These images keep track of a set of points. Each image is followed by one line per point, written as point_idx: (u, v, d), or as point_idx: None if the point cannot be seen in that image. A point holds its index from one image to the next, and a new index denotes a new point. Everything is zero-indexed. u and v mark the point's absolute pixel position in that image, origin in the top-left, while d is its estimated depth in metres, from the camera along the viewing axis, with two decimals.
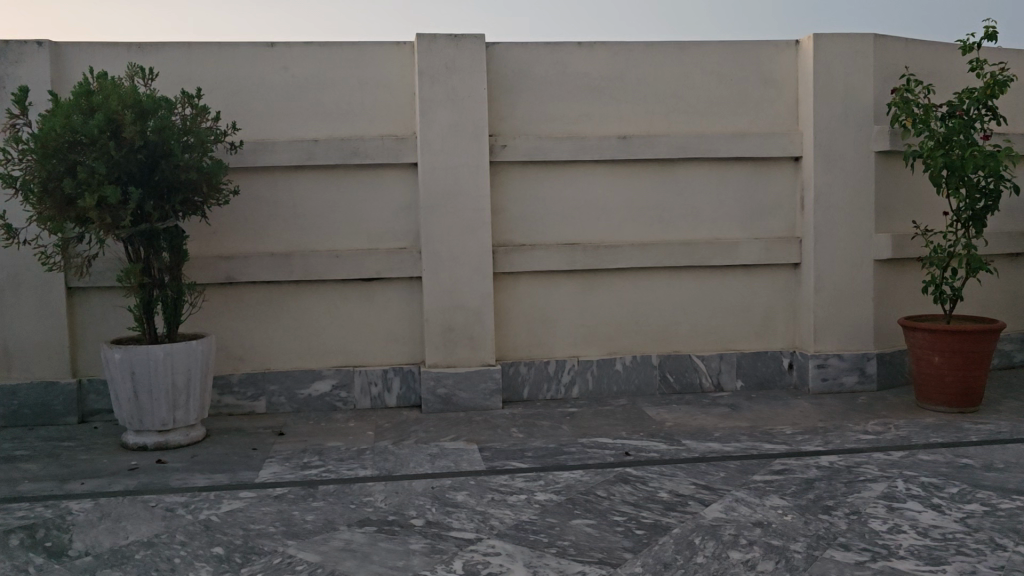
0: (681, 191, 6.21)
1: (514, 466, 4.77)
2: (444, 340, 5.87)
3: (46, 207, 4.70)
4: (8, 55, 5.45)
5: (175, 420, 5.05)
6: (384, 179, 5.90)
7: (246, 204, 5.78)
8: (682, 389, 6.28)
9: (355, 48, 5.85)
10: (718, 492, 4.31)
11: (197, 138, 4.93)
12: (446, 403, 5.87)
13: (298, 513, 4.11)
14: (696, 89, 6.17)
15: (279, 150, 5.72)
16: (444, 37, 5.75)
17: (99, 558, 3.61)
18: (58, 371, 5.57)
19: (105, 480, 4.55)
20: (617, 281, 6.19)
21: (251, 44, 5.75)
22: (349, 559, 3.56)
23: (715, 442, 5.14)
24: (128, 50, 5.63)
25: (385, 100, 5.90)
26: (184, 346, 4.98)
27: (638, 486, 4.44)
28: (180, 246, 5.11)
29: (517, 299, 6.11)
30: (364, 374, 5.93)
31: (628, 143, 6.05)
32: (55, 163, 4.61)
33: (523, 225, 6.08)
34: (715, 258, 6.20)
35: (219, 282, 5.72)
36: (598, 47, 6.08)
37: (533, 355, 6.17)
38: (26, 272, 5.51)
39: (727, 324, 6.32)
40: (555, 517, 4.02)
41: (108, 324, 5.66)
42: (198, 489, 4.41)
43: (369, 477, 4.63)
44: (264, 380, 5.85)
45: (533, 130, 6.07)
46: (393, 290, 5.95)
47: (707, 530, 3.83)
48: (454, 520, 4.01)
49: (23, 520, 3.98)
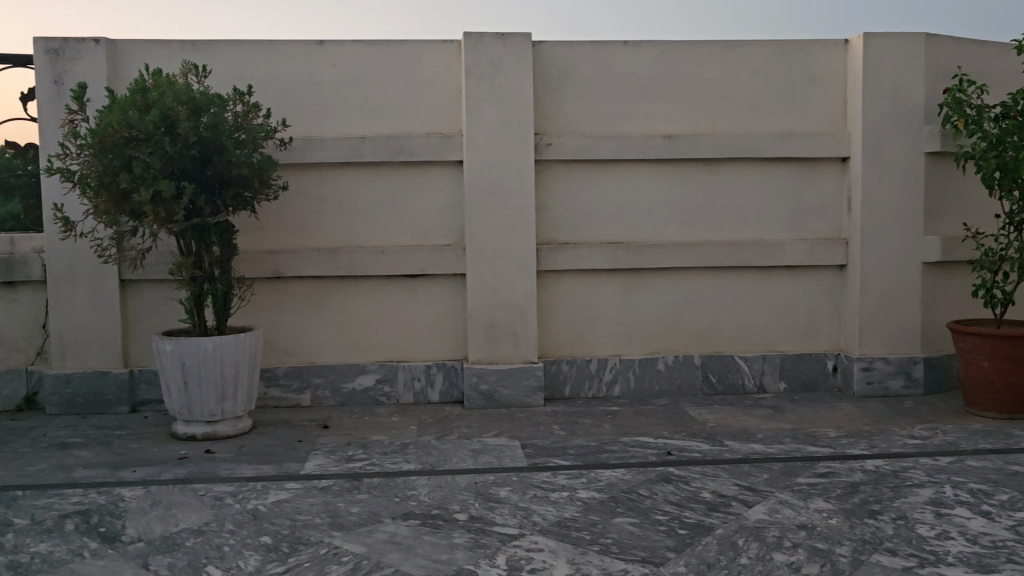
0: (726, 191, 6.17)
1: (556, 463, 4.79)
2: (487, 337, 5.90)
3: (102, 200, 4.80)
4: (67, 52, 5.57)
5: (223, 411, 5.14)
6: (429, 176, 5.95)
7: (294, 200, 5.87)
8: (724, 389, 6.24)
9: (404, 46, 5.90)
10: (762, 493, 4.29)
11: (248, 134, 5.00)
12: (488, 400, 5.90)
13: (344, 505, 4.17)
14: (743, 88, 6.13)
15: (328, 146, 5.79)
16: (492, 36, 5.77)
17: (151, 545, 3.70)
18: (110, 361, 5.69)
19: (156, 468, 4.65)
20: (660, 281, 6.17)
21: (302, 42, 5.82)
22: (394, 552, 3.61)
23: (758, 444, 5.12)
24: (182, 48, 5.74)
25: (431, 99, 5.94)
26: (233, 339, 5.05)
27: (681, 485, 4.43)
28: (231, 240, 5.17)
29: (560, 297, 6.12)
30: (408, 369, 5.98)
31: (674, 143, 6.03)
32: (112, 157, 4.71)
33: (567, 223, 6.09)
34: (759, 259, 6.15)
35: (267, 276, 5.82)
36: (643, 46, 6.06)
37: (575, 354, 6.18)
38: (82, 265, 5.64)
39: (771, 326, 6.26)
40: (599, 515, 4.03)
41: (159, 316, 5.78)
42: (246, 480, 4.50)
43: (413, 471, 4.67)
44: (309, 373, 5.92)
45: (579, 128, 6.07)
46: (436, 285, 5.99)
47: (752, 532, 3.81)
48: (497, 516, 4.04)
49: (78, 505, 4.09)
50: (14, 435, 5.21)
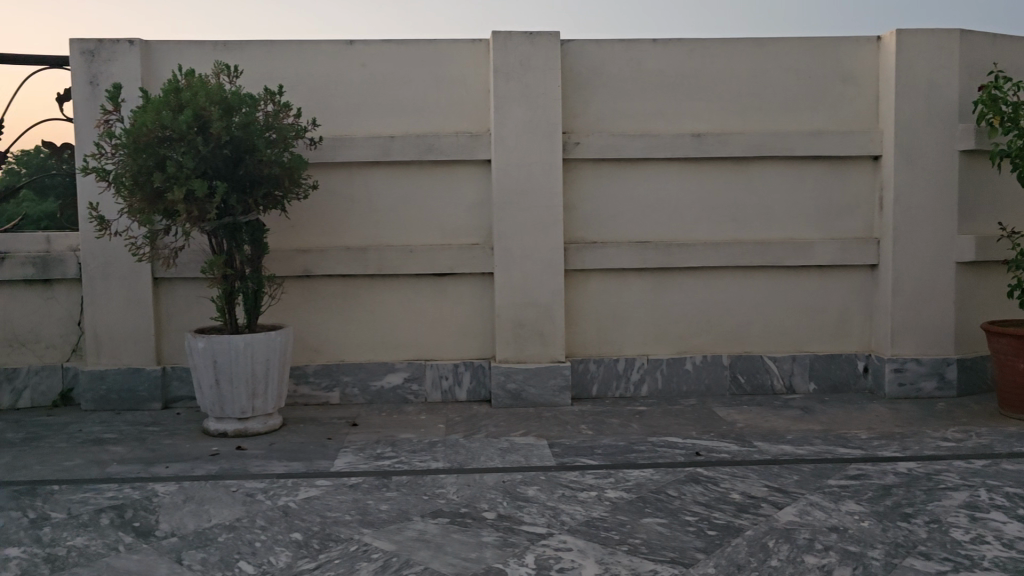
0: (756, 190, 6.12)
1: (584, 463, 4.78)
2: (515, 336, 5.91)
3: (136, 199, 4.86)
4: (102, 53, 5.65)
5: (254, 408, 5.19)
6: (458, 175, 5.96)
7: (323, 199, 5.91)
8: (753, 390, 6.19)
9: (433, 46, 5.91)
10: (792, 495, 4.26)
11: (280, 134, 5.05)
12: (516, 399, 5.91)
13: (374, 503, 4.20)
14: (774, 86, 6.07)
15: (357, 146, 5.82)
16: (520, 34, 5.77)
17: (184, 540, 3.75)
18: (144, 358, 5.77)
19: (188, 464, 4.71)
20: (688, 280, 6.14)
21: (332, 42, 5.86)
22: (424, 549, 3.63)
23: (788, 445, 5.08)
24: (214, 48, 5.80)
25: (460, 98, 5.96)
26: (264, 337, 5.10)
27: (710, 486, 4.41)
28: (262, 238, 5.22)
29: (588, 297, 6.11)
30: (436, 367, 6.00)
31: (703, 142, 6.00)
32: (146, 157, 4.76)
33: (595, 222, 6.08)
34: (790, 258, 6.09)
35: (298, 274, 5.86)
36: (673, 44, 6.02)
37: (603, 353, 6.17)
38: (116, 263, 5.72)
39: (800, 326, 6.21)
40: (627, 516, 4.02)
41: (191, 314, 5.84)
42: (277, 476, 4.54)
43: (442, 469, 4.69)
44: (338, 371, 5.96)
45: (608, 127, 6.05)
46: (464, 284, 6.01)
47: (782, 534, 3.78)
48: (525, 514, 4.04)
49: (113, 500, 4.15)
50: (50, 430, 5.30)
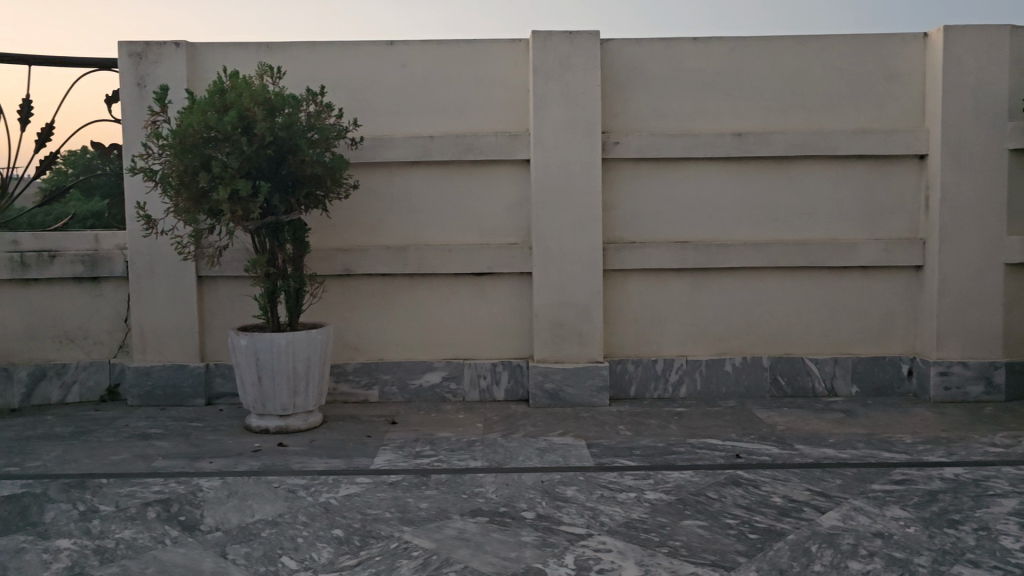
0: (798, 190, 6.05)
1: (623, 464, 4.76)
2: (553, 335, 5.90)
3: (182, 199, 4.94)
4: (149, 55, 5.75)
5: (295, 405, 5.24)
6: (497, 175, 5.97)
7: (363, 199, 5.96)
8: (794, 392, 6.12)
9: (472, 46, 5.93)
10: (835, 499, 4.20)
11: (322, 134, 5.09)
12: (554, 399, 5.90)
13: (413, 500, 4.22)
14: (816, 85, 5.99)
15: (397, 145, 5.86)
16: (560, 34, 5.77)
17: (228, 534, 3.81)
18: (188, 355, 5.87)
19: (232, 460, 4.78)
20: (728, 281, 6.08)
21: (373, 43, 5.90)
22: (464, 548, 3.64)
23: (830, 448, 5.01)
24: (257, 50, 5.87)
25: (500, 98, 5.97)
26: (305, 335, 5.14)
27: (751, 489, 4.37)
28: (303, 237, 5.28)
29: (626, 297, 6.08)
30: (474, 366, 6.01)
31: (744, 141, 5.94)
32: (192, 158, 4.83)
33: (634, 222, 6.05)
34: (832, 258, 6.01)
35: (338, 273, 5.92)
36: (713, 43, 5.97)
37: (641, 354, 6.14)
38: (162, 261, 5.83)
39: (842, 328, 6.12)
40: (667, 517, 4.00)
41: (234, 312, 5.93)
42: (318, 473, 4.58)
43: (480, 468, 4.70)
44: (377, 370, 6.01)
45: (647, 126, 6.02)
46: (503, 284, 6.01)
47: (825, 538, 3.74)
48: (564, 515, 4.04)
49: (159, 494, 4.23)
50: (98, 425, 5.41)
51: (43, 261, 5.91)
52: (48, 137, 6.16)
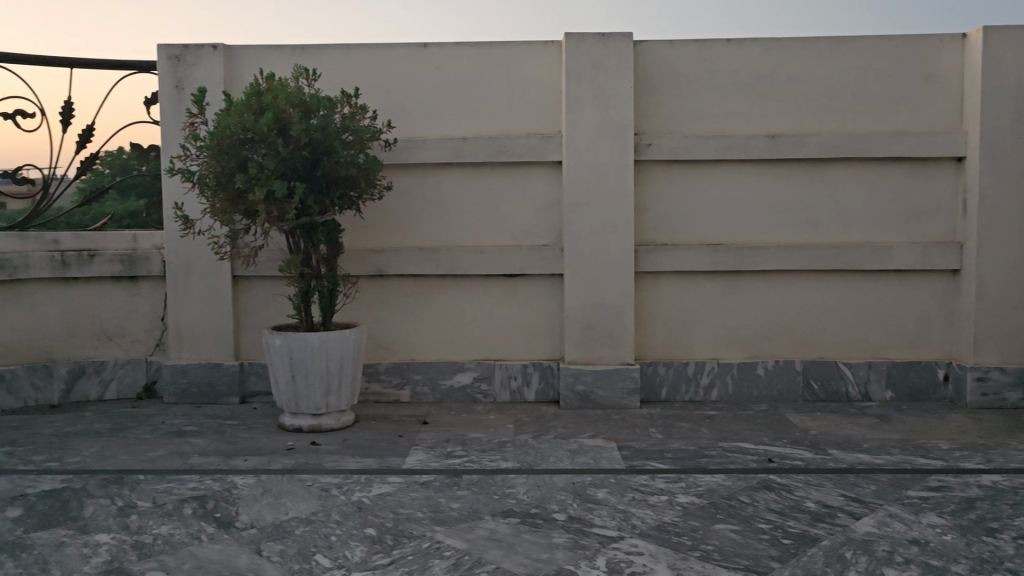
0: (832, 192, 5.99)
1: (654, 467, 4.75)
2: (584, 337, 5.90)
3: (219, 199, 5.00)
4: (187, 58, 5.84)
5: (328, 404, 5.29)
6: (528, 176, 5.98)
7: (396, 200, 6.00)
8: (827, 397, 6.06)
9: (506, 47, 5.94)
10: (870, 505, 4.15)
11: (356, 136, 5.13)
12: (585, 400, 5.90)
13: (445, 500, 4.24)
14: (852, 86, 5.94)
15: (430, 147, 5.89)
16: (593, 36, 5.76)
17: (262, 532, 3.85)
18: (223, 353, 5.94)
19: (266, 458, 4.83)
20: (761, 283, 6.04)
21: (406, 45, 5.94)
22: (495, 548, 3.65)
23: (865, 453, 4.95)
24: (293, 52, 5.93)
25: (532, 100, 5.97)
26: (338, 335, 5.19)
27: (784, 493, 4.34)
28: (337, 238, 5.33)
29: (658, 299, 6.06)
30: (505, 368, 6.03)
31: (778, 143, 5.89)
32: (229, 159, 4.90)
33: (666, 224, 6.03)
34: (867, 261, 5.94)
35: (371, 274, 5.96)
36: (748, 44, 5.93)
37: (672, 356, 6.11)
38: (198, 261, 5.91)
39: (876, 332, 6.05)
40: (699, 521, 3.98)
41: (268, 311, 5.99)
42: (351, 472, 4.62)
43: (511, 469, 4.71)
44: (409, 370, 6.04)
45: (680, 128, 5.99)
46: (534, 285, 6.02)
47: (860, 544, 3.70)
48: (596, 517, 4.04)
49: (195, 490, 4.29)
50: (135, 422, 5.50)
51: (83, 260, 6.01)
52: (88, 138, 6.27)
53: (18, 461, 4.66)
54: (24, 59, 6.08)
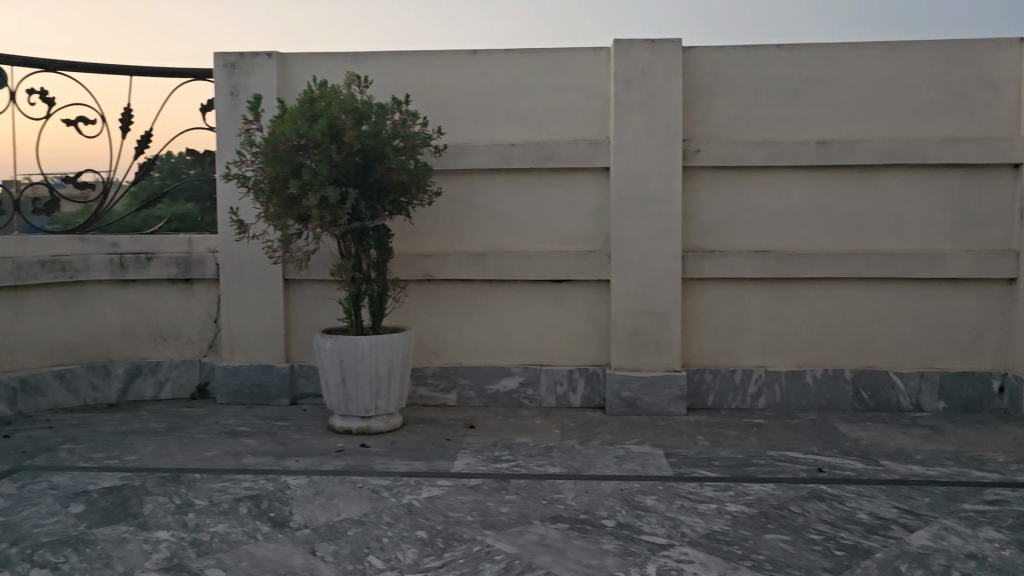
0: (884, 199, 5.91)
1: (703, 474, 4.73)
2: (630, 343, 5.89)
3: (273, 205, 5.09)
4: (243, 66, 5.97)
5: (377, 407, 5.36)
6: (576, 182, 6.00)
7: (445, 205, 6.05)
8: (877, 407, 5.98)
9: (554, 54, 5.97)
10: (925, 518, 4.09)
11: (407, 142, 5.19)
12: (631, 407, 5.89)
13: (494, 505, 4.27)
14: (905, 92, 5.86)
15: (478, 153, 5.94)
16: (642, 42, 5.76)
17: (316, 532, 3.91)
18: (274, 355, 6.04)
19: (317, 459, 4.91)
20: (810, 291, 5.98)
21: (456, 52, 6.00)
22: (545, 553, 3.67)
23: (918, 465, 4.88)
24: (345, 59, 6.02)
25: (580, 106, 5.99)
26: (388, 338, 5.25)
27: (835, 504, 4.29)
28: (387, 243, 5.39)
29: (705, 306, 6.04)
30: (551, 373, 6.04)
31: (828, 149, 5.84)
32: (283, 165, 4.99)
33: (714, 230, 6.01)
34: (919, 270, 5.86)
35: (419, 278, 6.03)
36: (798, 49, 5.89)
37: (719, 363, 6.08)
38: (251, 264, 6.02)
39: (929, 341, 5.96)
40: (749, 530, 3.96)
41: (318, 314, 6.08)
42: (400, 474, 4.68)
43: (559, 474, 4.72)
44: (455, 374, 6.09)
45: (728, 134, 5.97)
46: (581, 291, 6.04)
47: (915, 558, 3.65)
48: (645, 524, 4.03)
49: (250, 490, 4.37)
50: (189, 421, 5.62)
51: (141, 263, 6.18)
52: (146, 144, 6.42)
53: (79, 458, 4.79)
54: (86, 67, 6.25)
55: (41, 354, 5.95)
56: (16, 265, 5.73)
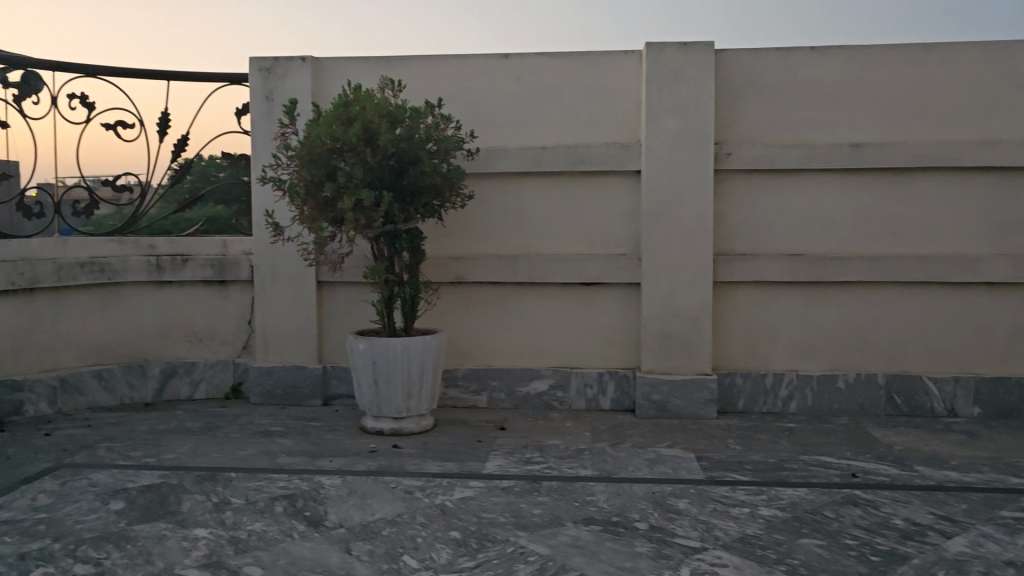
0: (918, 202, 5.86)
1: (735, 478, 4.72)
2: (661, 346, 5.89)
3: (309, 207, 5.15)
4: (278, 70, 6.04)
5: (409, 409, 5.39)
6: (607, 185, 6.01)
7: (476, 208, 6.09)
8: (911, 412, 5.93)
9: (585, 57, 5.98)
10: (962, 524, 4.05)
11: (440, 145, 5.23)
12: (661, 410, 5.89)
13: (527, 506, 4.29)
14: (940, 94, 5.81)
15: (510, 156, 5.97)
16: (674, 46, 5.76)
17: (351, 531, 3.95)
18: (306, 356, 6.11)
19: (350, 460, 4.95)
20: (843, 295, 5.95)
21: (488, 56, 6.03)
22: (579, 555, 3.68)
23: (953, 471, 4.83)
24: (378, 64, 6.08)
25: (612, 110, 6.00)
26: (420, 340, 5.28)
27: (870, 510, 4.26)
28: (420, 246, 5.43)
29: (736, 309, 6.02)
30: (581, 376, 6.05)
31: (861, 152, 5.80)
32: (319, 168, 5.04)
33: (745, 233, 5.99)
34: (954, 273, 5.81)
35: (450, 280, 6.07)
36: (831, 52, 5.86)
37: (750, 367, 6.05)
38: (285, 266, 6.08)
39: (964, 346, 5.89)
40: (783, 534, 3.95)
41: (350, 316, 6.14)
42: (432, 475, 4.71)
43: (591, 477, 4.73)
44: (486, 376, 6.12)
45: (760, 137, 5.95)
46: (611, 294, 6.04)
47: (953, 564, 3.62)
48: (678, 527, 4.03)
49: (285, 489, 4.42)
50: (223, 421, 5.69)
51: (177, 265, 6.28)
52: (182, 147, 6.52)
53: (118, 456, 4.87)
54: (124, 72, 6.35)
55: (80, 354, 6.05)
56: (57, 266, 5.84)
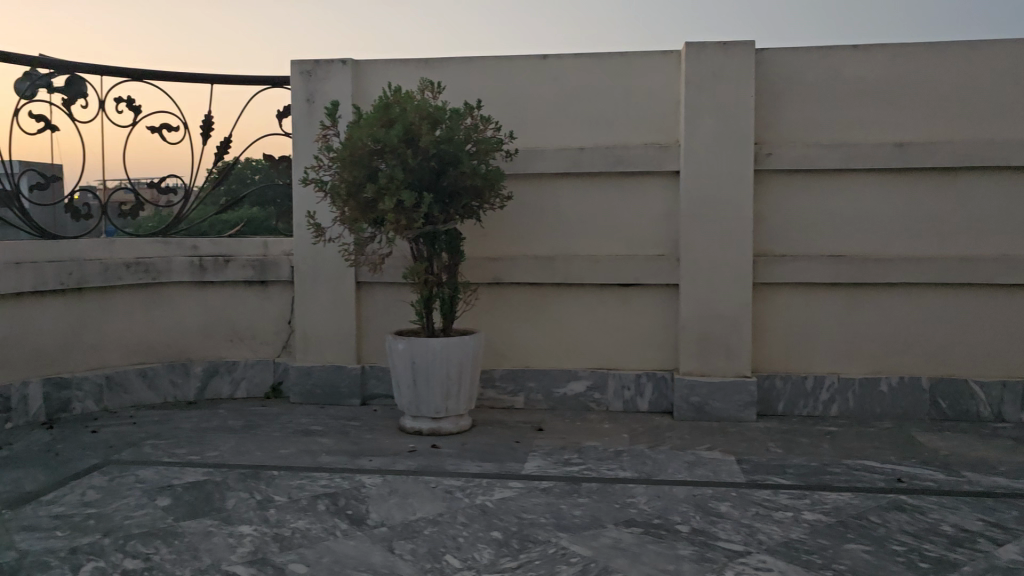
0: (964, 202, 5.77)
1: (777, 481, 4.67)
2: (700, 348, 5.85)
3: (349, 208, 5.19)
4: (318, 73, 6.10)
5: (447, 409, 5.41)
6: (646, 186, 5.98)
7: (514, 209, 6.10)
8: (956, 416, 5.82)
9: (625, 58, 5.97)
10: (1012, 532, 3.98)
11: (479, 146, 5.24)
12: (699, 412, 5.85)
13: (567, 507, 4.28)
14: (988, 92, 5.70)
15: (548, 157, 5.97)
16: (714, 45, 5.73)
17: (393, 530, 3.97)
18: (345, 356, 6.15)
19: (389, 459, 4.98)
20: (885, 296, 5.87)
21: (527, 57, 6.04)
22: (621, 557, 3.66)
23: (1002, 477, 4.74)
24: (418, 65, 6.11)
25: (651, 110, 5.97)
26: (458, 341, 5.30)
27: (917, 515, 4.19)
28: (458, 246, 5.45)
29: (776, 311, 5.96)
30: (618, 377, 6.03)
31: (905, 152, 5.72)
32: (359, 169, 5.08)
33: (785, 234, 5.93)
34: (1001, 275, 5.70)
35: (488, 281, 6.09)
36: (875, 50, 5.78)
37: (790, 369, 6.00)
38: (324, 267, 6.14)
39: (1011, 349, 5.78)
40: (828, 539, 3.90)
41: (388, 316, 6.17)
42: (472, 475, 4.72)
43: (631, 479, 4.72)
44: (523, 377, 6.13)
45: (802, 137, 5.89)
46: (649, 295, 6.02)
47: (1005, 572, 3.54)
48: (720, 530, 4.00)
49: (327, 488, 4.46)
50: (264, 420, 5.76)
51: (219, 265, 6.37)
52: (224, 149, 6.61)
53: (163, 454, 4.94)
54: (169, 76, 6.46)
55: (125, 353, 6.15)
56: (103, 266, 5.95)
